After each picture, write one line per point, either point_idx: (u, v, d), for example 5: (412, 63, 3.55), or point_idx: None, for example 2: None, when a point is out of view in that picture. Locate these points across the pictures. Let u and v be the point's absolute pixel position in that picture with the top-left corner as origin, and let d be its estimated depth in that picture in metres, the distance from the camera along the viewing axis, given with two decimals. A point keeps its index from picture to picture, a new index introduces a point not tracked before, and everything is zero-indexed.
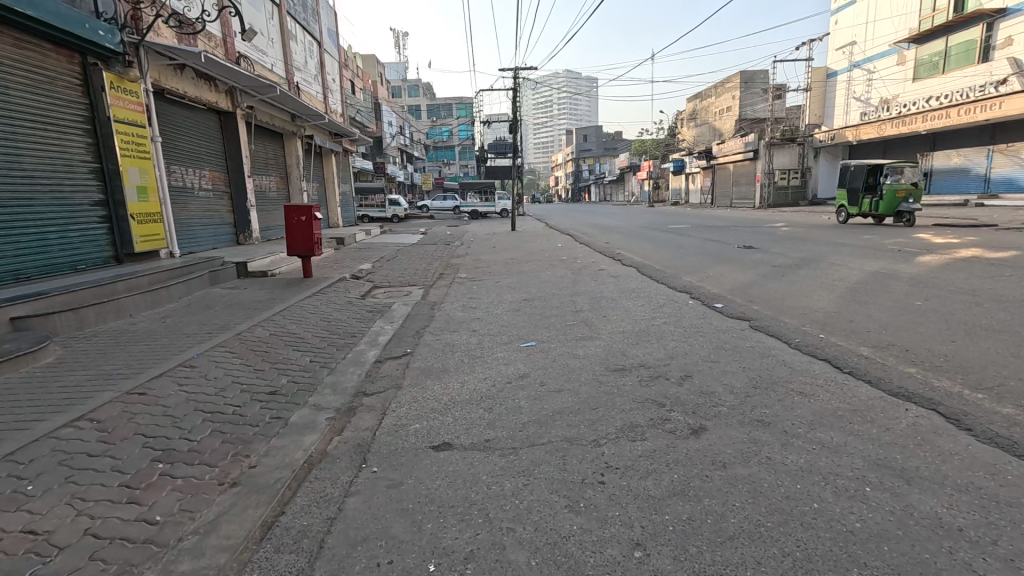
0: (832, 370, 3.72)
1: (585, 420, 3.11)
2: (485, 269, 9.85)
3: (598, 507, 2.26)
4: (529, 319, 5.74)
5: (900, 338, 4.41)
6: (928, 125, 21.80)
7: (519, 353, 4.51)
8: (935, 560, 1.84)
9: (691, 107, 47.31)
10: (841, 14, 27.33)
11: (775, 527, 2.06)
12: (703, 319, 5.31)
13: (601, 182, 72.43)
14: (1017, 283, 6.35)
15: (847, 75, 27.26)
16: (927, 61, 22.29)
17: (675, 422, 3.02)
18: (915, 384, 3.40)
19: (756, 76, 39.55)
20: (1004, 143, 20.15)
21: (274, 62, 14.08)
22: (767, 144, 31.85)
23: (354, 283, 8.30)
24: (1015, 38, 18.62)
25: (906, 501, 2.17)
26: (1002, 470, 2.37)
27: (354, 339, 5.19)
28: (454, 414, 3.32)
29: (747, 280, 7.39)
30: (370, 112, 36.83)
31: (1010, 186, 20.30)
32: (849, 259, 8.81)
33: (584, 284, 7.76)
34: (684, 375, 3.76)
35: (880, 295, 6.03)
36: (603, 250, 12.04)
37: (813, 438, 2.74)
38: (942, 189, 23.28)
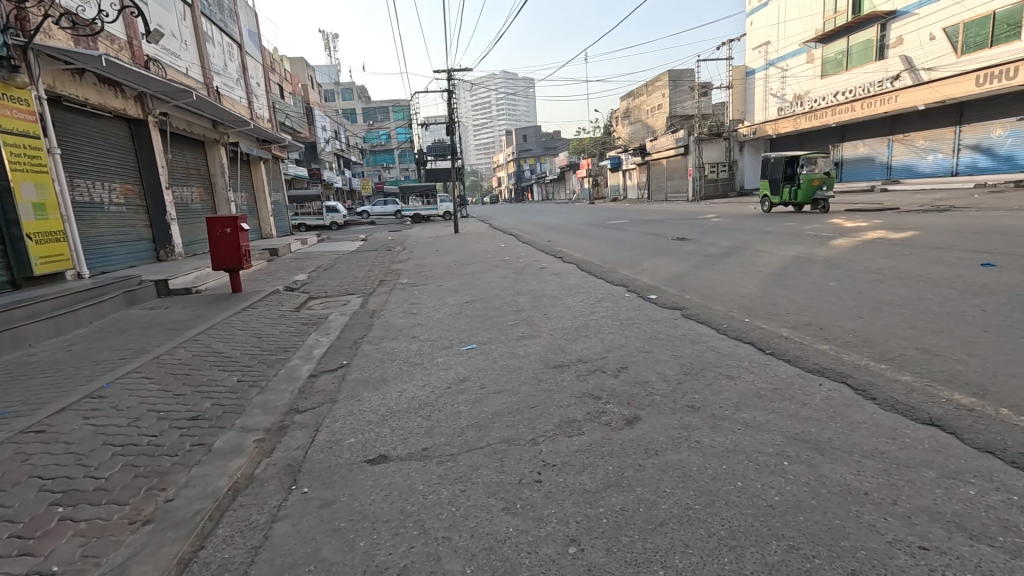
0: (755, 352, 3.93)
1: (523, 420, 3.10)
2: (428, 274, 9.70)
3: (535, 506, 2.26)
4: (471, 321, 5.70)
5: (815, 317, 4.72)
6: (837, 118, 23.59)
7: (459, 357, 4.46)
8: (844, 525, 1.96)
9: (625, 106, 48.97)
10: (755, 16, 29.08)
11: (702, 509, 2.13)
12: (638, 311, 5.47)
13: (542, 182, 73.34)
14: (916, 261, 6.97)
15: (764, 73, 29.05)
16: (833, 59, 24.10)
17: (611, 414, 3.07)
18: (828, 359, 3.65)
19: (683, 75, 41.40)
20: (902, 133, 22.13)
21: (189, 66, 13.27)
22: (696, 139, 33.19)
23: (288, 295, 7.96)
24: (905, 37, 20.54)
25: (820, 472, 2.31)
26: (903, 434, 2.57)
27: (287, 354, 4.96)
28: (392, 424, 3.24)
29: (680, 271, 7.68)
30: (301, 118, 35.52)
31: (909, 172, 22.24)
32: (773, 246, 9.35)
33: (525, 283, 7.80)
34: (620, 367, 3.85)
35: (798, 279, 6.42)
36: (544, 249, 12.18)
37: (737, 419, 2.88)
38: (851, 177, 25.25)
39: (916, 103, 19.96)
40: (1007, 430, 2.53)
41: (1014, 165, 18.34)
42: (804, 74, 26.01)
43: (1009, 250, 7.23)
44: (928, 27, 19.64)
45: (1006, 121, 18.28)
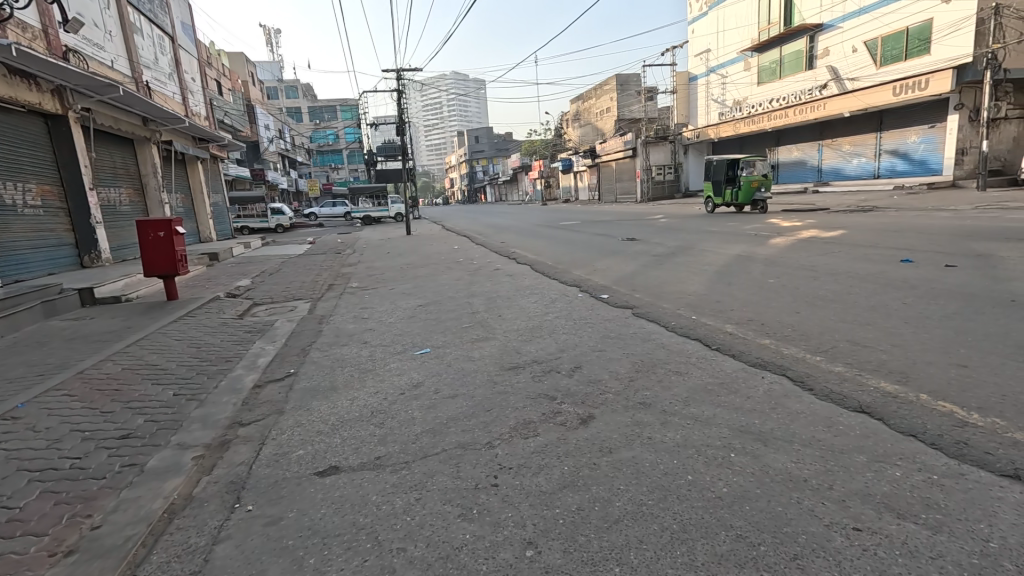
0: (702, 348, 4.07)
1: (479, 424, 3.08)
2: (379, 277, 9.47)
3: (492, 511, 2.24)
4: (424, 325, 5.61)
5: (756, 313, 4.95)
6: (774, 123, 25.02)
7: (412, 362, 4.38)
8: (787, 512, 2.05)
9: (576, 109, 49.99)
10: (696, 25, 30.36)
11: (655, 504, 2.18)
12: (591, 311, 5.55)
13: (496, 183, 73.37)
14: (845, 258, 7.44)
15: (705, 79, 30.36)
16: (768, 67, 25.48)
17: (565, 414, 3.10)
18: (768, 353, 3.83)
19: (630, 80, 42.62)
20: (830, 138, 23.66)
21: (115, 58, 12.41)
22: (644, 142, 34.09)
23: (230, 302, 7.58)
24: (831, 49, 21.99)
25: (763, 462, 2.41)
26: (837, 422, 2.73)
27: (229, 364, 4.70)
28: (343, 434, 3.13)
29: (631, 270, 7.86)
30: (241, 116, 33.95)
31: (837, 174, 23.76)
32: (717, 245, 9.75)
33: (480, 285, 7.77)
34: (574, 366, 3.89)
35: (740, 276, 6.72)
36: (498, 250, 12.19)
37: (686, 414, 2.96)
38: (787, 179, 26.75)
39: (842, 110, 21.40)
40: (928, 415, 2.73)
41: (928, 169, 19.87)
42: (742, 81, 27.36)
43: (925, 247, 7.86)
44: (851, 40, 21.11)
45: (920, 128, 19.83)
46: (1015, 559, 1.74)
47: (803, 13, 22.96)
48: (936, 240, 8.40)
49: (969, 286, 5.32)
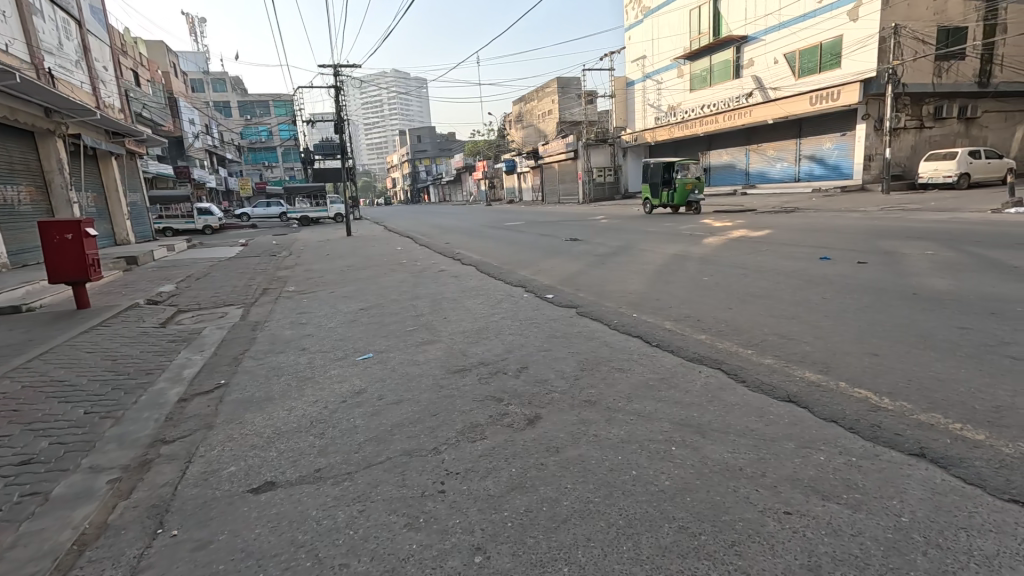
0: (643, 345, 4.20)
1: (425, 429, 3.01)
2: (318, 280, 9.10)
3: (439, 518, 2.19)
4: (367, 329, 5.43)
5: (692, 310, 5.17)
6: (705, 128, 26.33)
7: (354, 367, 4.22)
8: (725, 500, 2.15)
9: (518, 110, 50.48)
10: (632, 32, 31.44)
11: (602, 501, 2.21)
12: (537, 311, 5.60)
13: (439, 183, 72.64)
14: (771, 256, 7.93)
15: (642, 85, 31.51)
16: (699, 75, 26.77)
17: (512, 415, 3.09)
18: (705, 348, 4.00)
19: (571, 83, 43.52)
20: (756, 143, 25.18)
21: (9, 41, 11.19)
22: (584, 144, 34.84)
23: (152, 309, 7.02)
24: (756, 60, 23.41)
25: (702, 453, 2.51)
26: (769, 411, 2.89)
27: (150, 377, 4.34)
28: (279, 447, 2.96)
29: (575, 270, 8.00)
30: (162, 109, 31.66)
31: (763, 177, 25.31)
32: (656, 245, 10.10)
33: (424, 287, 7.63)
34: (520, 367, 3.90)
35: (677, 275, 6.99)
36: (443, 251, 12.06)
37: (631, 410, 3.04)
38: (718, 182, 28.21)
39: (766, 117, 22.84)
40: (847, 402, 2.94)
41: (841, 173, 21.56)
42: (676, 87, 28.59)
43: (840, 245, 8.50)
44: (773, 52, 22.57)
45: (833, 136, 21.48)
46: (924, 531, 1.90)
47: (730, 24, 24.28)
48: (849, 239, 9.13)
49: (878, 281, 5.82)
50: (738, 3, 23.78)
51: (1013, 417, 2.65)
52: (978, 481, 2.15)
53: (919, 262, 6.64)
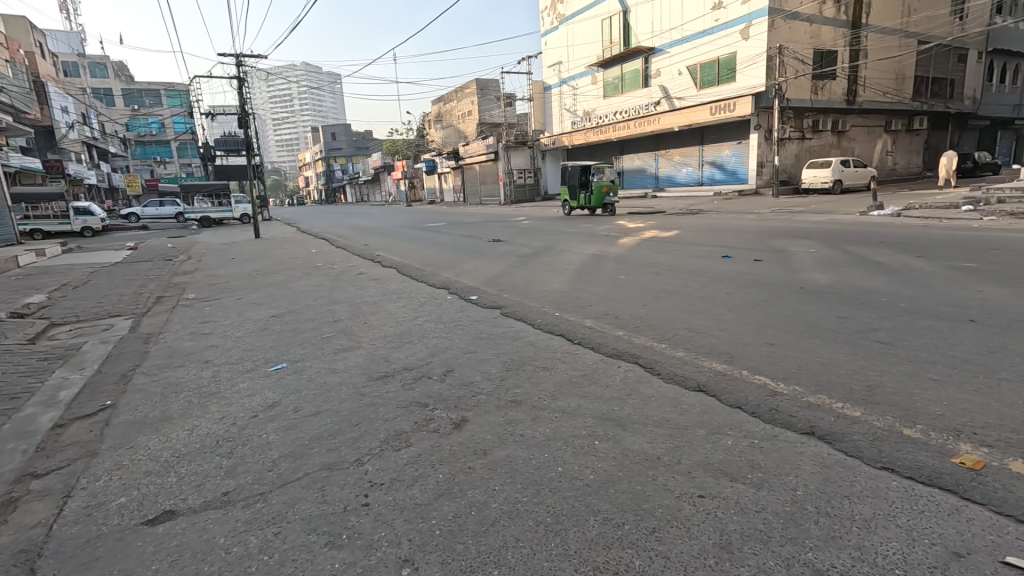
0: (566, 343, 4.31)
1: (346, 441, 2.87)
2: (222, 286, 8.39)
3: (364, 533, 2.10)
4: (280, 338, 5.09)
5: (611, 307, 5.39)
6: (618, 133, 27.61)
7: (266, 379, 3.94)
8: (645, 490, 2.25)
9: (437, 110, 50.06)
10: (548, 38, 32.31)
11: (529, 500, 2.23)
12: (461, 312, 5.56)
13: (356, 183, 70.04)
14: (680, 255, 8.47)
15: (558, 90, 32.46)
16: (611, 83, 28.02)
17: (438, 420, 3.04)
18: (624, 344, 4.18)
19: (490, 85, 43.83)
20: (665, 149, 26.80)
21: None
22: (504, 146, 35.18)
23: (16, 324, 6.11)
24: (662, 70, 24.93)
25: (623, 446, 2.61)
26: (683, 401, 3.08)
27: (15, 403, 3.76)
28: (179, 471, 2.69)
29: (498, 270, 8.06)
30: (26, 95, 27.76)
31: (670, 181, 26.99)
32: (576, 245, 10.41)
33: (342, 291, 7.31)
34: (445, 370, 3.84)
35: (596, 274, 7.25)
36: (362, 253, 11.63)
37: (554, 407, 3.10)
38: (630, 185, 29.68)
39: (673, 125, 24.38)
40: (749, 388, 3.20)
41: (737, 178, 23.48)
42: (590, 93, 29.74)
43: (739, 245, 9.25)
44: (677, 65, 24.16)
45: (731, 143, 23.38)
46: (815, 501, 2.11)
47: (638, 36, 25.67)
48: (746, 238, 9.98)
49: (772, 277, 6.40)
50: (645, 16, 25.19)
51: (883, 394, 3.02)
52: (859, 454, 2.42)
53: (805, 259, 7.39)
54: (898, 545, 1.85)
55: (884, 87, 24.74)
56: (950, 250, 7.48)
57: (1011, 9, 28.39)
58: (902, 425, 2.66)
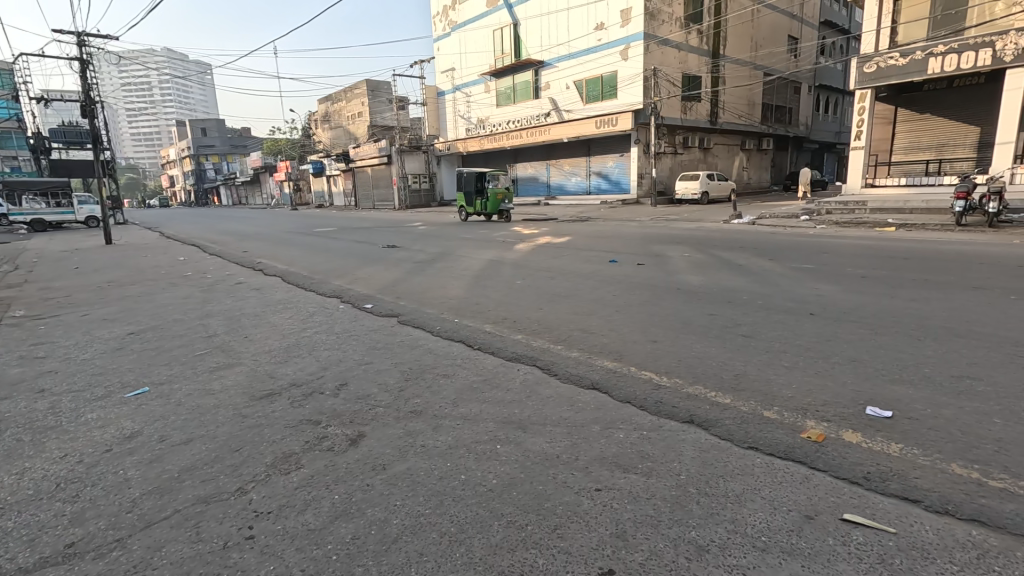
0: (466, 349, 4.30)
1: (225, 468, 2.59)
2: (63, 301, 7.14)
3: (249, 570, 1.91)
4: (140, 358, 4.46)
5: (509, 312, 5.48)
6: (512, 142, 28.34)
7: (123, 406, 3.43)
8: (547, 489, 2.30)
9: (325, 109, 47.52)
10: (441, 43, 32.30)
11: (432, 512, 2.18)
12: (355, 322, 5.31)
13: (231, 184, 63.87)
14: (572, 260, 8.89)
15: (452, 96, 32.51)
16: (504, 92, 28.70)
17: (333, 437, 2.86)
18: (522, 347, 4.28)
19: (381, 87, 42.64)
20: (555, 158, 28.00)
21: None
22: (398, 150, 34.12)
23: None
24: (551, 84, 26.07)
25: (524, 447, 2.66)
26: (579, 400, 3.21)
27: None
28: (5, 525, 2.23)
29: (394, 277, 7.82)
30: None
31: (561, 190, 28.23)
32: (474, 251, 10.47)
33: (218, 303, 6.61)
34: (339, 384, 3.63)
35: (494, 279, 7.35)
36: (240, 260, 10.62)
37: (456, 415, 3.07)
38: (524, 193, 30.55)
39: (563, 136, 25.59)
40: (638, 383, 3.44)
41: (621, 188, 25.22)
42: (484, 101, 30.17)
43: (625, 250, 9.94)
44: (565, 79, 25.40)
45: (615, 156, 25.09)
46: (697, 484, 2.31)
47: (528, 49, 26.63)
48: (631, 244, 10.74)
49: (653, 279, 6.95)
50: (535, 31, 26.20)
51: (747, 382, 3.41)
52: (731, 437, 2.70)
53: (680, 263, 8.14)
54: (764, 515, 2.09)
55: (739, 111, 28.24)
56: (794, 254, 8.72)
57: (831, 52, 33.86)
58: (763, 408, 3.02)
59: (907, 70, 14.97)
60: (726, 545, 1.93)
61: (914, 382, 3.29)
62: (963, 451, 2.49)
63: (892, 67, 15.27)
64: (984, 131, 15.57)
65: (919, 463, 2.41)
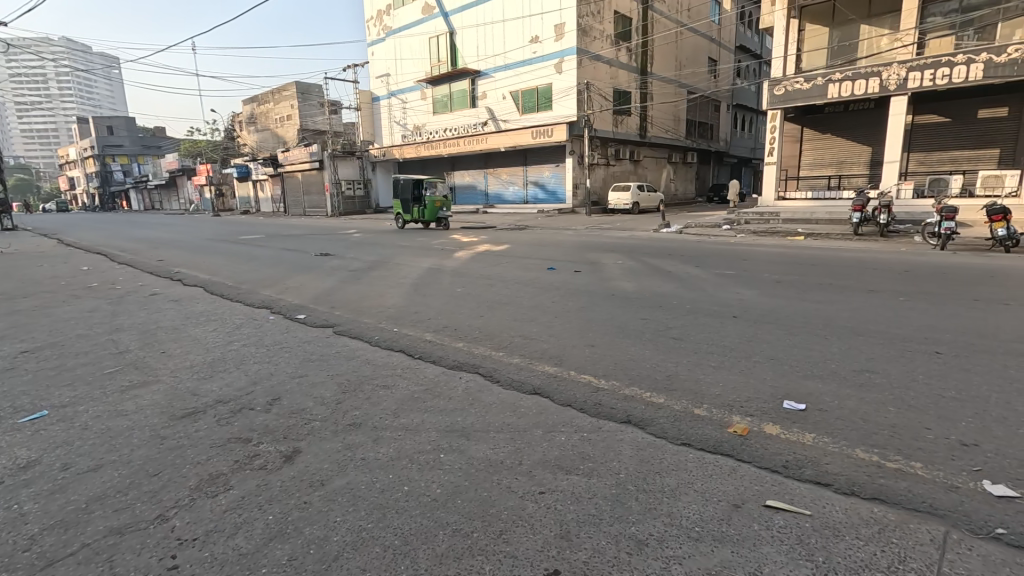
0: (405, 358, 4.22)
1: (141, 495, 2.38)
2: None
3: None
4: (36, 379, 4.00)
5: (448, 320, 5.45)
6: (449, 150, 28.26)
7: (15, 434, 3.06)
8: (492, 494, 2.31)
9: (249, 110, 45.20)
10: (375, 48, 31.79)
11: (375, 525, 2.12)
12: (286, 334, 5.07)
13: (143, 187, 58.93)
14: (510, 267, 9.00)
15: (387, 101, 32.00)
16: (440, 100, 28.63)
17: (265, 455, 2.72)
18: (463, 355, 4.27)
19: (312, 90, 41.19)
20: (493, 167, 28.22)
21: None
22: (331, 155, 32.97)
23: None
24: (488, 93, 26.31)
25: (467, 455, 2.66)
26: (521, 405, 3.25)
27: None
28: None
29: (329, 286, 7.56)
30: None
31: (498, 199, 28.48)
32: (411, 259, 10.31)
33: (129, 316, 6.07)
34: (271, 399, 3.44)
35: (432, 288, 7.27)
36: (154, 270, 9.82)
37: (397, 426, 3.01)
38: (462, 201, 30.53)
39: (500, 145, 25.85)
40: (577, 386, 3.54)
41: (557, 198, 25.83)
42: (420, 108, 29.91)
43: (561, 257, 10.19)
44: (502, 89, 25.73)
45: (550, 166, 25.70)
46: (636, 481, 2.41)
47: (464, 58, 26.77)
48: (568, 252, 11.00)
49: (590, 286, 7.16)
50: (470, 41, 26.38)
51: (677, 382, 3.59)
52: (663, 435, 2.84)
53: (614, 270, 8.44)
54: (698, 507, 2.21)
55: (665, 126, 29.82)
56: (716, 261, 9.30)
57: (745, 74, 36.62)
58: (693, 406, 3.20)
59: (811, 94, 16.44)
60: (663, 538, 2.02)
61: (824, 377, 3.61)
62: (865, 437, 2.76)
63: (798, 90, 16.68)
64: (874, 150, 17.40)
65: (829, 450, 2.64)
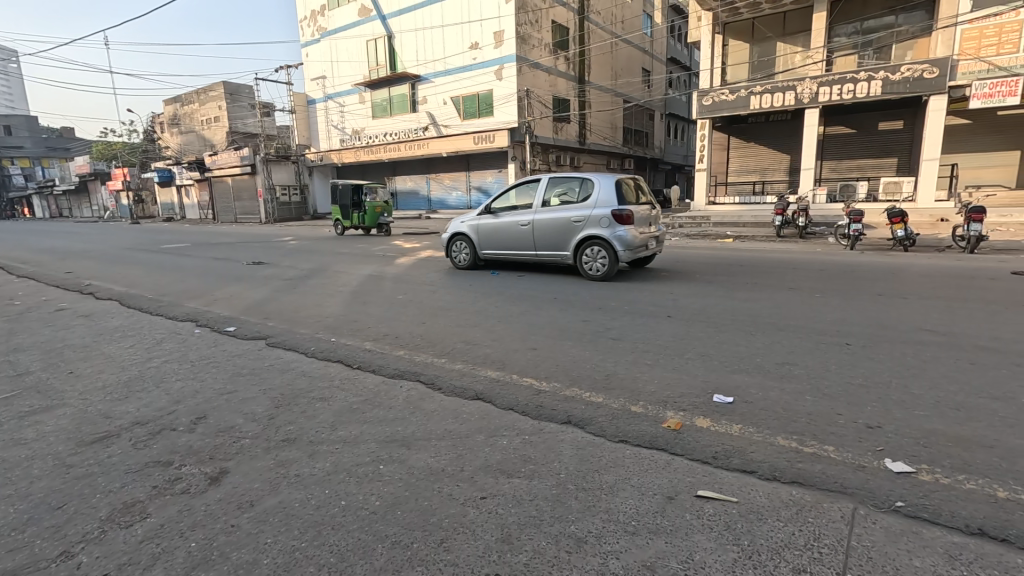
0: (344, 369, 4.09)
1: (43, 532, 2.16)
2: None
3: None
4: None
5: (390, 328, 5.34)
6: (389, 155, 27.68)
7: None
8: (431, 503, 2.28)
9: (173, 111, 42.52)
10: (309, 49, 30.80)
11: (309, 544, 2.04)
12: (214, 348, 4.77)
13: (47, 192, 53.53)
14: (453, 273, 8.94)
15: (323, 104, 31.02)
16: (379, 104, 28.08)
17: (189, 478, 2.54)
18: (404, 363, 4.19)
19: (241, 90, 39.30)
20: (435, 172, 27.98)
21: None
22: (264, 159, 31.44)
23: None
24: (428, 98, 26.09)
25: (407, 464, 2.60)
26: (464, 412, 3.23)
27: None
28: None
29: (261, 297, 7.18)
30: None
31: (441, 205, 28.24)
32: (350, 266, 10.01)
33: (30, 334, 5.49)
34: (196, 418, 3.23)
35: (373, 295, 7.09)
36: (62, 283, 8.94)
37: (334, 439, 2.90)
38: (404, 207, 30.04)
39: (442, 150, 25.70)
40: (519, 390, 3.56)
41: None
42: (358, 111, 29.21)
43: None
44: (442, 94, 25.63)
45: (492, 172, 25.79)
46: (575, 480, 2.45)
47: (403, 62, 26.47)
48: None
49: (533, 289, 7.23)
50: (409, 45, 26.12)
51: (616, 381, 3.70)
52: (602, 433, 2.91)
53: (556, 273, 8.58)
54: (635, 501, 2.28)
55: (603, 133, 30.77)
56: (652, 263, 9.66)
57: (676, 84, 38.51)
58: (630, 404, 3.30)
59: (736, 105, 17.48)
60: (602, 534, 2.07)
61: (749, 370, 3.84)
62: (787, 425, 2.96)
63: (724, 101, 17.67)
64: (793, 158, 18.78)
65: (755, 439, 2.80)
